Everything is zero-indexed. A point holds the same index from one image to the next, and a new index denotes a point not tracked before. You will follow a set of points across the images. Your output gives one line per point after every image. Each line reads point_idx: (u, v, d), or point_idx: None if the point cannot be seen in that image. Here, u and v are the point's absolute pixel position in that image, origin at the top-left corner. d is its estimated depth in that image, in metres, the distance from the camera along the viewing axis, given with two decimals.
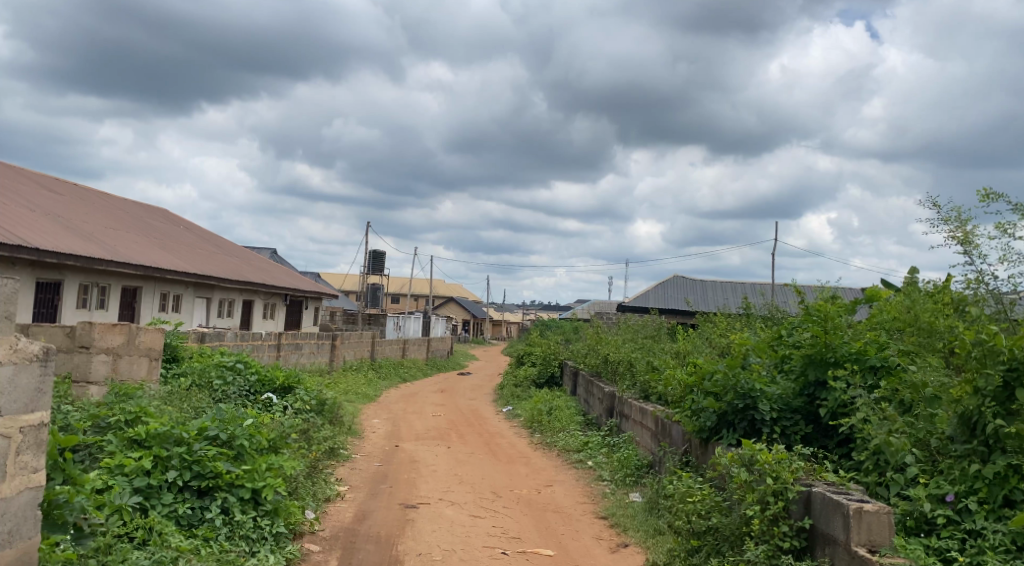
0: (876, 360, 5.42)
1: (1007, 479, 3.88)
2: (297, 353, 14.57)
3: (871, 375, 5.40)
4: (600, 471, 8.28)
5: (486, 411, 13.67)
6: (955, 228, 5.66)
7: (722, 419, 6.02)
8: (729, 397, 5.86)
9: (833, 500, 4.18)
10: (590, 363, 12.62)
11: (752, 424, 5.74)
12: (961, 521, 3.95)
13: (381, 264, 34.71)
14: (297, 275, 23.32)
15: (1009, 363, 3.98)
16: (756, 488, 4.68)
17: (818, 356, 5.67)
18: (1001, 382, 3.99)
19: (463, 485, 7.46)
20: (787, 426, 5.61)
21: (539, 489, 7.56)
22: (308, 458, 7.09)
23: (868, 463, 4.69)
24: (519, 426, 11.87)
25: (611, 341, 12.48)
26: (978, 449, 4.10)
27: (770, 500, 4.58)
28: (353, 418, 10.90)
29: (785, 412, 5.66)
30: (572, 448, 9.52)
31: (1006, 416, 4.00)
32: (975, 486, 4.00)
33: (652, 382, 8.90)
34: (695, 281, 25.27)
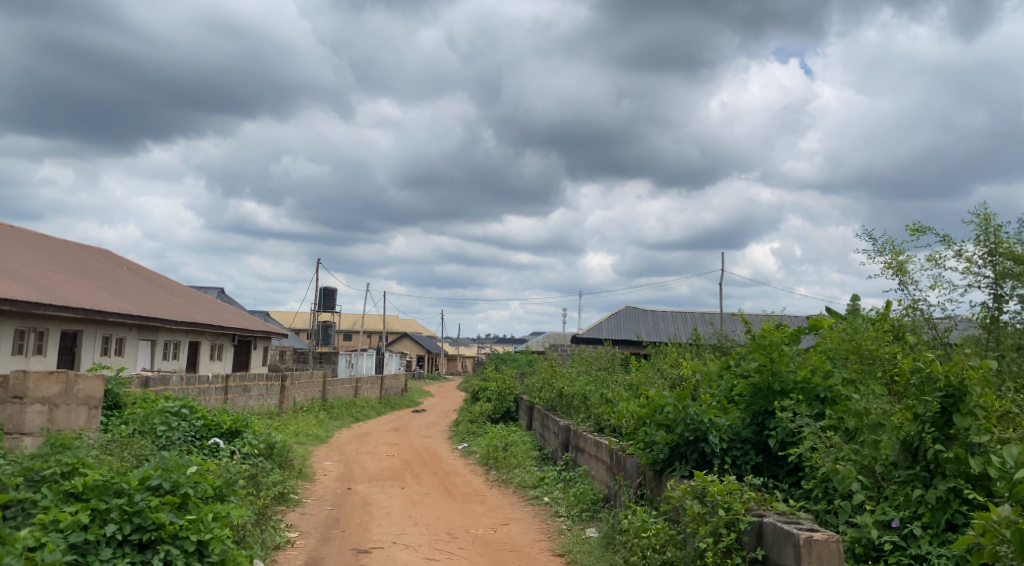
0: (822, 389, 5.55)
1: (950, 503, 3.99)
2: (246, 396, 14.24)
3: (817, 405, 5.52)
4: (556, 507, 8.24)
5: (441, 448, 13.53)
6: (889, 259, 5.85)
7: (674, 451, 6.05)
8: (680, 429, 5.90)
9: (785, 530, 4.21)
10: (545, 398, 12.58)
11: (704, 455, 5.77)
12: (907, 546, 4.03)
13: (333, 301, 34.29)
14: (246, 314, 22.92)
15: (945, 390, 4.08)
16: (709, 520, 4.73)
17: (765, 385, 5.77)
18: (939, 408, 4.12)
19: (417, 526, 7.34)
20: (737, 456, 5.69)
21: (495, 528, 7.48)
22: (256, 504, 6.87)
23: (818, 492, 4.76)
24: (474, 463, 11.77)
25: (565, 375, 12.51)
26: (921, 475, 4.20)
27: (723, 532, 4.61)
28: (303, 461, 10.67)
29: (735, 442, 5.74)
30: (528, 484, 9.46)
31: (945, 441, 4.11)
32: (919, 511, 4.08)
33: (606, 415, 8.95)
34: (646, 312, 25.54)
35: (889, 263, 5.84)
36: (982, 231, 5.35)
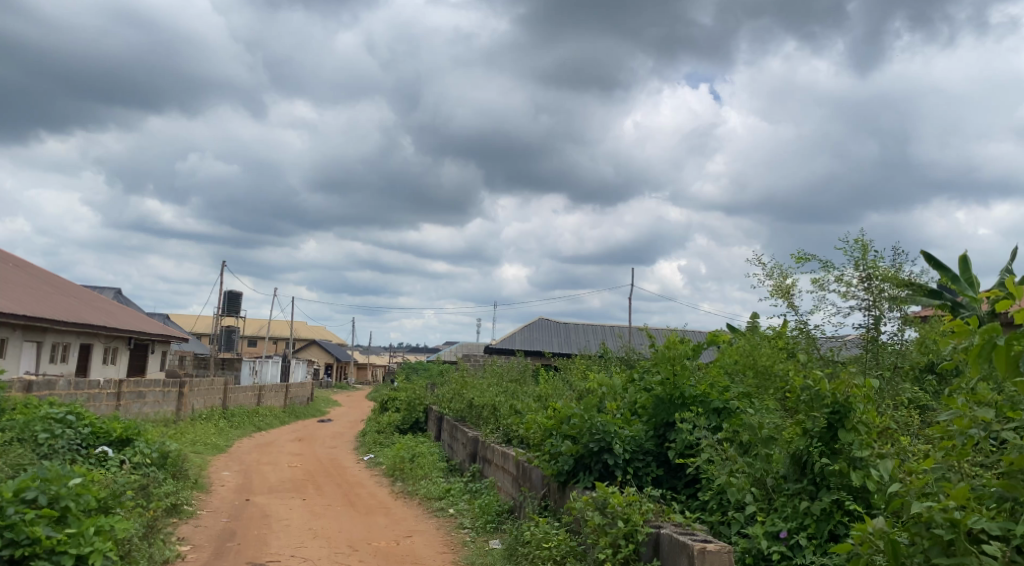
0: (719, 402, 5.76)
1: (833, 515, 4.18)
2: (140, 402, 13.61)
3: (715, 417, 5.72)
4: (460, 519, 8.22)
5: (346, 459, 13.28)
6: (777, 282, 6.11)
7: (579, 463, 6.11)
8: (585, 440, 5.98)
9: (680, 541, 4.30)
10: (454, 409, 12.53)
11: (606, 466, 5.86)
12: (793, 556, 4.20)
13: (238, 305, 33.22)
14: (144, 317, 21.96)
15: (832, 406, 4.30)
16: (609, 531, 4.81)
17: (668, 397, 5.94)
18: (826, 423, 4.32)
19: (317, 539, 7.17)
20: (639, 467, 5.80)
21: (398, 540, 7.39)
22: (145, 516, 6.54)
23: (713, 503, 4.91)
24: (380, 475, 11.59)
25: (475, 386, 12.50)
26: (807, 487, 4.39)
27: (622, 543, 4.70)
28: (199, 471, 10.26)
29: (637, 453, 5.86)
30: (434, 496, 9.40)
31: (831, 455, 4.32)
32: (805, 522, 4.26)
33: (514, 426, 8.99)
34: (558, 324, 25.82)
35: (776, 287, 6.10)
36: (859, 256, 5.66)
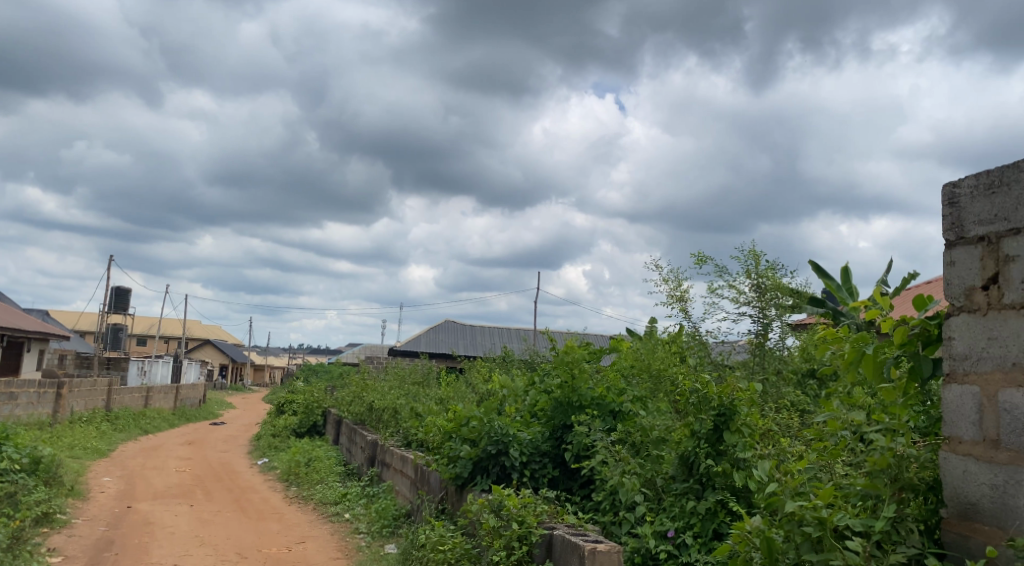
0: (615, 405, 5.88)
1: (717, 514, 4.31)
2: (12, 404, 12.76)
3: (610, 419, 5.84)
4: (356, 523, 8.07)
5: (238, 463, 12.84)
6: (672, 288, 6.29)
7: (477, 466, 6.09)
8: (484, 443, 5.99)
9: (572, 542, 4.34)
10: (353, 412, 12.31)
11: (504, 469, 5.88)
12: (679, 554, 4.31)
13: (127, 301, 31.63)
14: (20, 313, 20.60)
15: (718, 409, 4.49)
16: (503, 534, 4.82)
17: (565, 400, 6.04)
18: (712, 425, 4.49)
19: (204, 547, 6.90)
20: (535, 469, 5.84)
21: (290, 546, 7.19)
22: (10, 527, 6.12)
23: (606, 504, 5.00)
24: (273, 479, 11.26)
25: (375, 389, 12.32)
26: (694, 487, 4.53)
27: (515, 546, 4.72)
28: (76, 477, 9.69)
29: (534, 455, 5.90)
30: (329, 501, 9.19)
31: (716, 456, 4.48)
32: (691, 521, 4.39)
33: (413, 430, 8.91)
34: (464, 326, 25.79)
35: (672, 293, 6.28)
36: (751, 265, 5.90)
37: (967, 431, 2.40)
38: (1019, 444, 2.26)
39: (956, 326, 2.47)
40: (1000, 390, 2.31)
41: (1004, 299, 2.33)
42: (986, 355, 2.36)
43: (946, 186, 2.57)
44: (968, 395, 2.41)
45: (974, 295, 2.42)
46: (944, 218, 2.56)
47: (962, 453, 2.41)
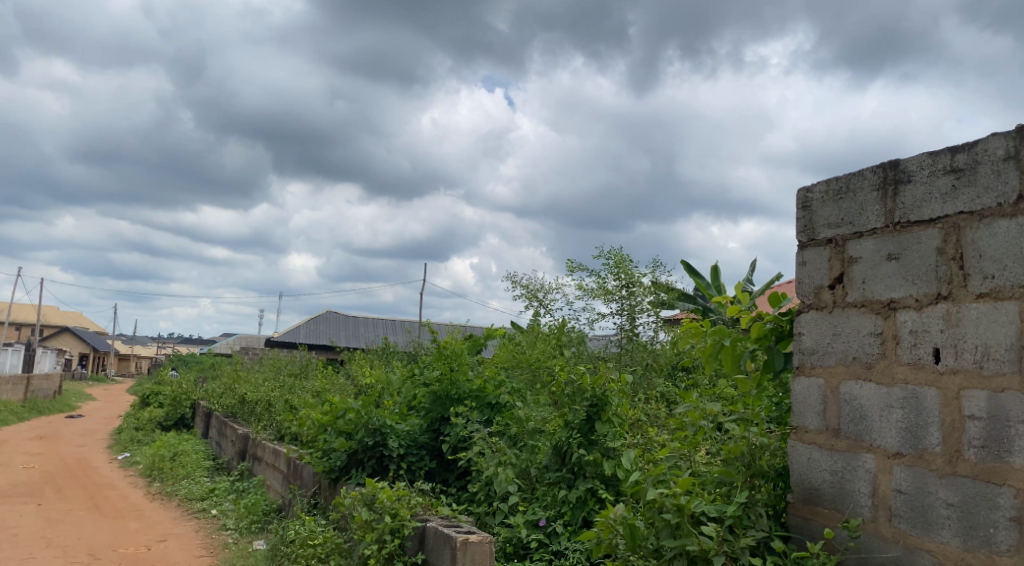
0: (493, 397, 5.92)
1: (586, 502, 4.41)
2: None
3: (487, 411, 5.87)
4: (224, 520, 7.74)
5: (96, 459, 12.07)
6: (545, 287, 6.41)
7: (352, 459, 5.95)
8: (360, 435, 5.86)
9: (444, 534, 4.31)
10: (224, 405, 11.83)
11: (380, 461, 5.79)
12: (549, 543, 4.37)
13: None
14: None
15: (591, 400, 4.63)
16: (375, 527, 4.73)
17: (443, 393, 6.05)
18: (585, 415, 4.63)
19: (51, 549, 6.45)
20: (412, 462, 5.79)
21: (150, 545, 6.83)
22: None
23: (480, 495, 5.03)
24: (134, 475, 10.65)
25: (249, 381, 11.89)
26: (566, 476, 4.62)
27: (387, 539, 4.65)
28: None
29: (411, 447, 5.85)
30: (195, 497, 8.78)
31: (588, 446, 4.59)
32: (562, 510, 4.47)
33: (287, 422, 8.66)
34: (346, 317, 25.29)
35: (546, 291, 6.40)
36: (619, 265, 6.09)
37: (813, 421, 2.56)
38: (856, 433, 2.41)
39: (806, 322, 2.63)
40: (842, 383, 2.47)
41: (847, 298, 2.50)
42: (831, 350, 2.53)
43: (801, 190, 2.72)
44: (814, 387, 2.57)
45: (822, 294, 2.58)
46: (798, 221, 2.72)
47: (808, 442, 2.57)
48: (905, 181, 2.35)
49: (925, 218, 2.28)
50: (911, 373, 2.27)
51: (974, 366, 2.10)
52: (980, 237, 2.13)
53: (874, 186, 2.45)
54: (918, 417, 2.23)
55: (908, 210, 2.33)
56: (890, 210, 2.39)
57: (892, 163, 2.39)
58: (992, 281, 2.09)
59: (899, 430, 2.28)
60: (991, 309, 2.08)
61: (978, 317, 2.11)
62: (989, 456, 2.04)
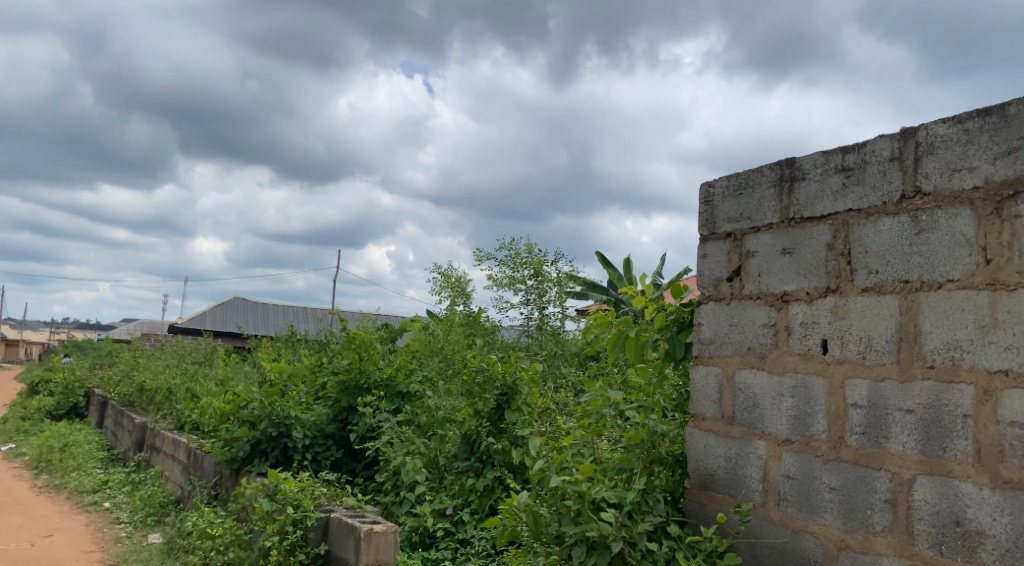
0: (403, 386, 5.87)
1: (494, 491, 4.43)
2: None
3: (396, 400, 5.82)
4: (117, 513, 7.41)
5: None
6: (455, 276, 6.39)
7: (255, 449, 5.77)
8: (263, 425, 5.69)
9: (348, 524, 4.23)
10: (121, 393, 11.30)
11: (284, 452, 5.65)
12: (456, 531, 4.36)
13: None
14: None
15: (501, 389, 4.72)
16: (276, 518, 4.60)
17: (352, 382, 5.95)
18: (495, 404, 4.70)
19: None
20: (318, 452, 5.69)
21: (34, 541, 6.46)
22: None
23: (388, 485, 4.98)
24: (20, 467, 10.06)
25: (149, 369, 11.40)
26: (475, 465, 4.64)
27: (289, 530, 4.53)
28: None
29: (317, 438, 5.74)
30: (86, 489, 8.36)
31: (497, 434, 4.63)
32: (469, 499, 4.48)
33: (188, 412, 8.34)
34: (254, 304, 24.58)
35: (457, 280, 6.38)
36: (528, 255, 6.13)
37: (709, 409, 2.64)
38: (749, 420, 2.50)
39: (706, 313, 2.71)
40: (738, 371, 2.55)
41: (744, 290, 2.59)
42: (728, 340, 2.61)
43: (703, 185, 2.79)
44: (712, 375, 2.65)
45: (721, 286, 2.67)
46: (701, 215, 2.78)
47: (705, 429, 2.65)
48: (800, 178, 2.44)
49: (817, 215, 2.37)
50: (801, 363, 2.36)
51: (858, 356, 2.21)
52: (866, 233, 2.23)
53: (772, 182, 2.53)
54: (806, 405, 2.32)
55: (802, 207, 2.42)
56: (785, 206, 2.48)
57: (788, 161, 2.48)
58: (876, 276, 2.19)
59: (789, 417, 2.37)
60: (874, 302, 2.18)
61: (863, 310, 2.22)
62: (868, 442, 2.15)
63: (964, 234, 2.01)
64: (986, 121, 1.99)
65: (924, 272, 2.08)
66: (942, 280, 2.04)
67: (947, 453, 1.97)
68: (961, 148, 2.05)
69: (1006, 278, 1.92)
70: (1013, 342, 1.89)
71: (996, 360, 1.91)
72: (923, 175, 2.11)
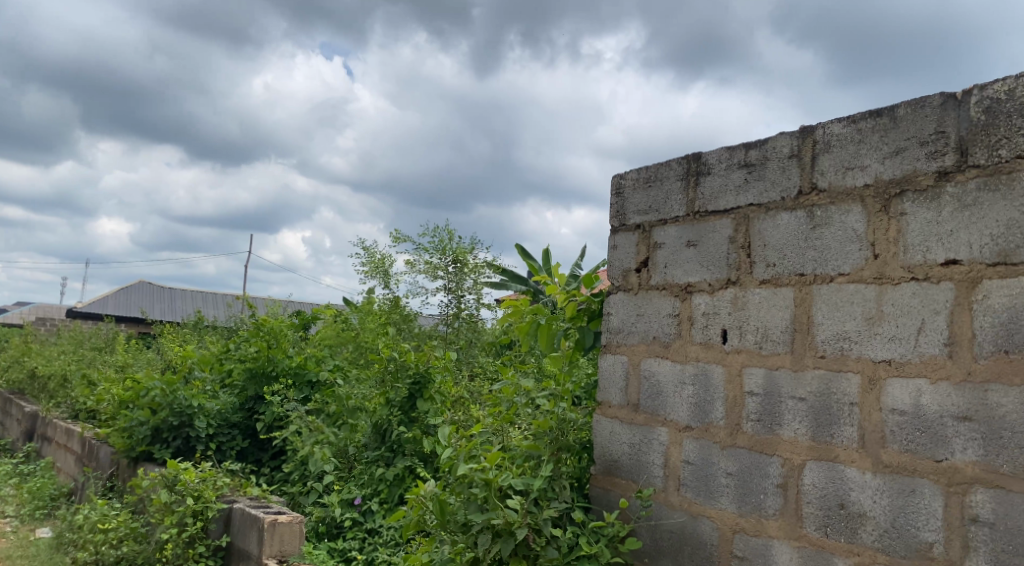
0: (313, 375, 5.75)
1: (404, 480, 4.39)
2: None
3: (306, 389, 5.70)
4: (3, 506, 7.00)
5: None
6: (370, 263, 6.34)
7: (155, 438, 5.55)
8: (164, 414, 5.48)
9: (252, 515, 4.12)
10: (10, 380, 10.68)
11: (187, 441, 5.47)
12: (364, 521, 4.31)
13: None
14: None
15: (414, 377, 4.71)
16: (175, 510, 4.42)
17: (260, 370, 5.80)
18: (407, 393, 4.68)
19: None
20: (223, 441, 5.52)
21: None
22: None
23: (295, 475, 4.87)
24: None
25: (42, 354, 10.81)
26: (385, 454, 4.59)
27: (189, 522, 4.37)
28: None
29: (222, 427, 5.56)
30: None
31: (408, 423, 4.60)
32: (378, 488, 4.42)
33: (83, 399, 7.95)
34: (159, 288, 23.61)
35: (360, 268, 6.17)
36: (446, 241, 6.09)
37: (615, 397, 2.69)
38: (653, 408, 2.55)
39: (614, 303, 2.76)
40: (644, 360, 2.60)
41: (651, 281, 2.64)
42: (634, 329, 2.66)
43: (614, 177, 2.83)
44: (618, 364, 2.69)
45: (629, 276, 2.71)
46: (611, 207, 2.82)
47: (610, 416, 2.69)
48: (705, 173, 2.50)
49: (720, 209, 2.44)
50: (703, 352, 2.42)
51: (756, 346, 2.28)
52: (765, 228, 2.31)
53: (679, 176, 2.58)
54: (706, 393, 2.39)
55: (706, 200, 2.48)
56: (691, 200, 2.53)
57: (695, 155, 2.53)
58: (774, 268, 2.27)
59: (690, 404, 2.43)
60: (771, 294, 2.26)
61: (760, 301, 2.29)
62: (763, 428, 2.23)
63: (855, 230, 2.11)
64: (877, 122, 2.08)
65: (818, 265, 2.17)
66: (834, 274, 2.13)
67: (834, 439, 2.06)
68: (854, 147, 2.13)
69: (892, 272, 2.02)
70: (896, 333, 1.98)
71: (881, 351, 2.00)
72: (820, 172, 2.20)
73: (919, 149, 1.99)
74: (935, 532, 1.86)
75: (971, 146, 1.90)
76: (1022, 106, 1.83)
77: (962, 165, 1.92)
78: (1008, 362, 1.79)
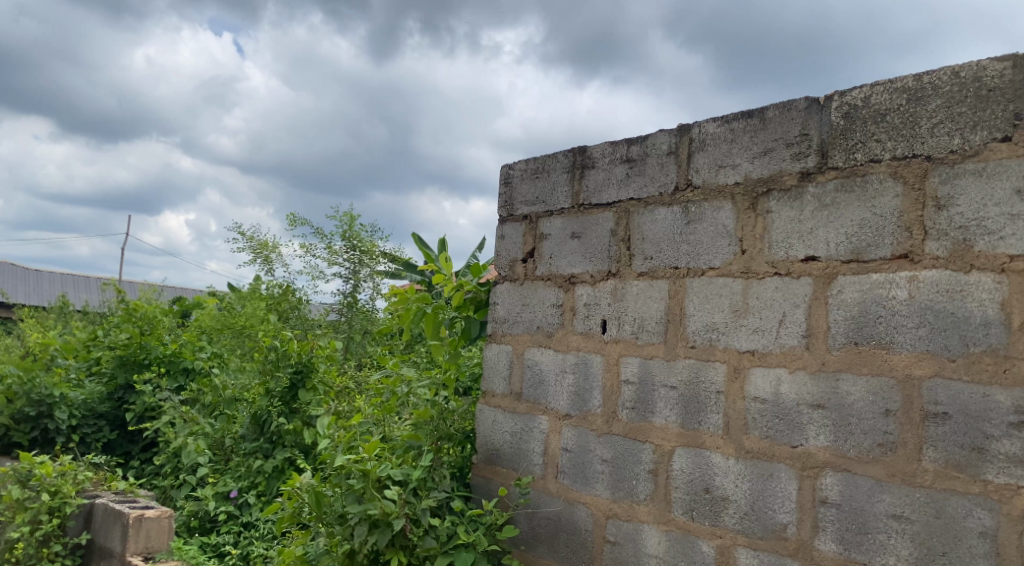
0: (188, 363, 5.47)
1: (283, 472, 4.27)
2: None
3: (180, 378, 5.43)
4: None
5: None
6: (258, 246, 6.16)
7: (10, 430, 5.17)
8: (20, 405, 5.10)
9: (115, 510, 3.90)
10: None
11: (47, 434, 5.12)
12: (239, 515, 4.15)
13: None
14: None
15: (295, 366, 4.58)
16: (28, 507, 4.08)
17: (130, 358, 5.48)
18: (288, 383, 4.54)
19: None
20: (87, 433, 5.21)
21: None
22: None
23: (167, 468, 4.63)
24: None
25: None
26: (263, 446, 4.46)
27: (43, 519, 4.07)
28: None
29: (87, 418, 5.24)
30: None
31: (289, 414, 4.49)
32: (256, 481, 4.28)
33: None
34: (21, 270, 21.98)
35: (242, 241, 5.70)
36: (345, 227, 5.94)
37: (499, 386, 2.70)
38: (535, 397, 2.58)
39: (500, 293, 2.77)
40: (527, 349, 2.63)
41: (536, 271, 2.66)
42: (519, 319, 2.68)
43: (503, 167, 2.83)
44: (502, 353, 2.71)
45: (516, 266, 2.73)
46: (500, 197, 2.83)
47: (493, 405, 2.71)
48: (590, 166, 2.54)
49: (603, 202, 2.49)
50: (583, 342, 2.47)
51: (632, 337, 2.35)
52: (644, 222, 2.37)
53: (565, 168, 2.62)
54: (585, 381, 2.44)
55: (590, 193, 2.53)
56: (576, 192, 2.57)
57: (580, 148, 2.57)
58: (650, 262, 2.34)
59: (569, 393, 2.48)
60: (648, 286, 2.33)
61: (638, 293, 2.35)
62: (636, 416, 2.30)
63: (725, 226, 2.19)
64: (748, 122, 2.17)
65: (691, 260, 2.25)
66: (705, 268, 2.21)
67: (702, 425, 2.15)
68: (727, 146, 2.22)
69: (757, 267, 2.11)
70: (760, 325, 2.08)
71: (746, 342, 2.10)
72: (695, 170, 2.27)
73: (785, 150, 2.09)
74: (789, 513, 1.97)
75: (830, 149, 2.02)
76: (876, 113, 1.95)
77: (822, 166, 2.03)
78: (857, 353, 1.91)
